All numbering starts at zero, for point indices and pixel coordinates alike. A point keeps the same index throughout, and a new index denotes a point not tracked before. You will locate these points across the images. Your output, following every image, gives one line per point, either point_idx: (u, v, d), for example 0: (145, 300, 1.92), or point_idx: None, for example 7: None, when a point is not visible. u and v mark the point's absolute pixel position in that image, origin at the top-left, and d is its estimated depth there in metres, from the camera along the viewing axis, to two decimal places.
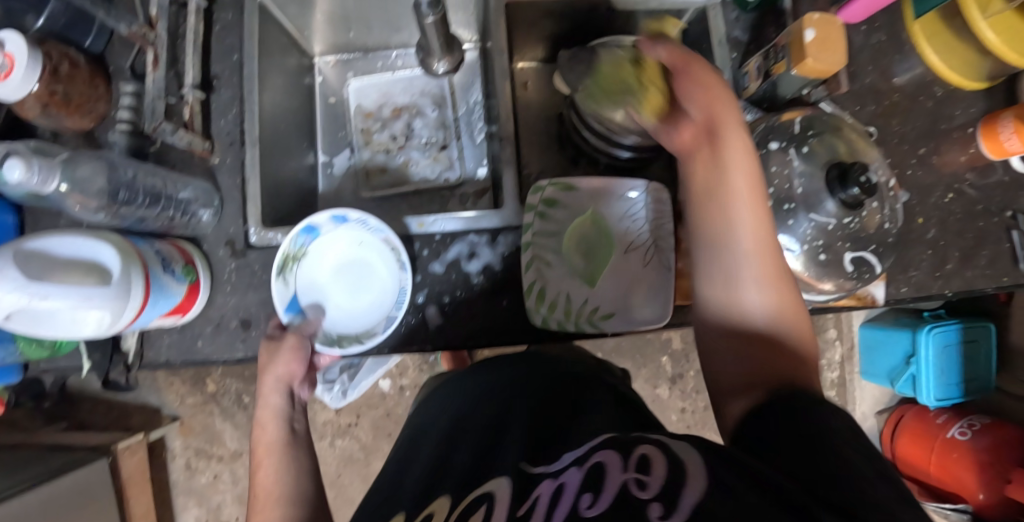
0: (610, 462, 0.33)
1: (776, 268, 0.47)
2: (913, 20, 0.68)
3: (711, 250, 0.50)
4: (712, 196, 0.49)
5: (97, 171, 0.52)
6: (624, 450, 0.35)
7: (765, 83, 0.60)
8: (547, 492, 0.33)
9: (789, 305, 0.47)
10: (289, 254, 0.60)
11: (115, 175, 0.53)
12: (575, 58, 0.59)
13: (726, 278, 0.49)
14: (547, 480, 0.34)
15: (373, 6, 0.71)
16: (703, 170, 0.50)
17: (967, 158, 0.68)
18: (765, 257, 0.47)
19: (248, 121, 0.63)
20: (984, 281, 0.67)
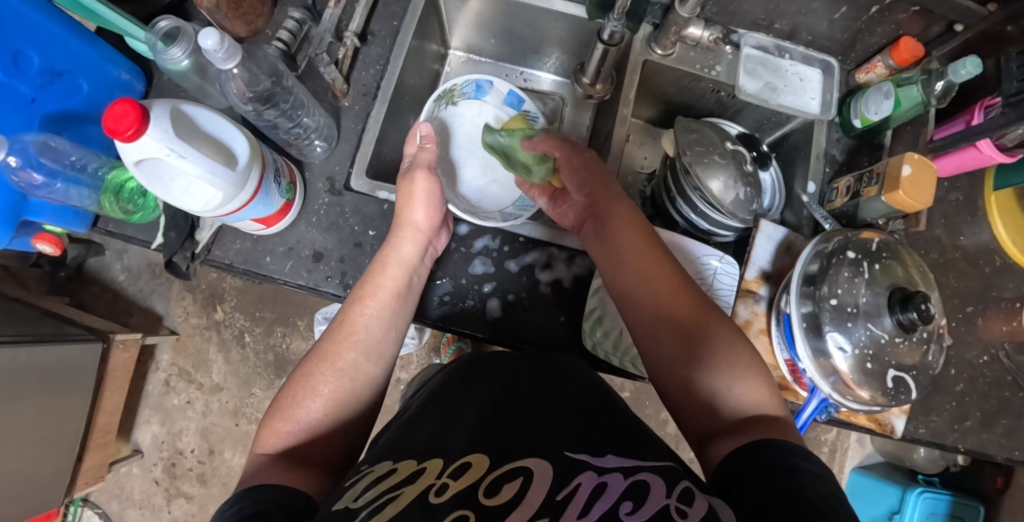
0: (655, 484, 0.37)
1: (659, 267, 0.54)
2: (992, 191, 0.75)
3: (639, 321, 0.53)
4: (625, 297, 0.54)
5: (264, 73, 0.58)
6: (666, 477, 0.38)
7: (851, 201, 0.65)
8: (589, 483, 0.36)
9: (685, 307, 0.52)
10: (456, 88, 0.74)
11: (277, 79, 0.59)
12: (689, 126, 0.68)
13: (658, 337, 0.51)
14: (590, 473, 0.38)
15: (523, 25, 0.78)
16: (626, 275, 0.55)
17: (1008, 329, 0.72)
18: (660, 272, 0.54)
19: (386, 79, 0.68)
20: (997, 448, 0.69)
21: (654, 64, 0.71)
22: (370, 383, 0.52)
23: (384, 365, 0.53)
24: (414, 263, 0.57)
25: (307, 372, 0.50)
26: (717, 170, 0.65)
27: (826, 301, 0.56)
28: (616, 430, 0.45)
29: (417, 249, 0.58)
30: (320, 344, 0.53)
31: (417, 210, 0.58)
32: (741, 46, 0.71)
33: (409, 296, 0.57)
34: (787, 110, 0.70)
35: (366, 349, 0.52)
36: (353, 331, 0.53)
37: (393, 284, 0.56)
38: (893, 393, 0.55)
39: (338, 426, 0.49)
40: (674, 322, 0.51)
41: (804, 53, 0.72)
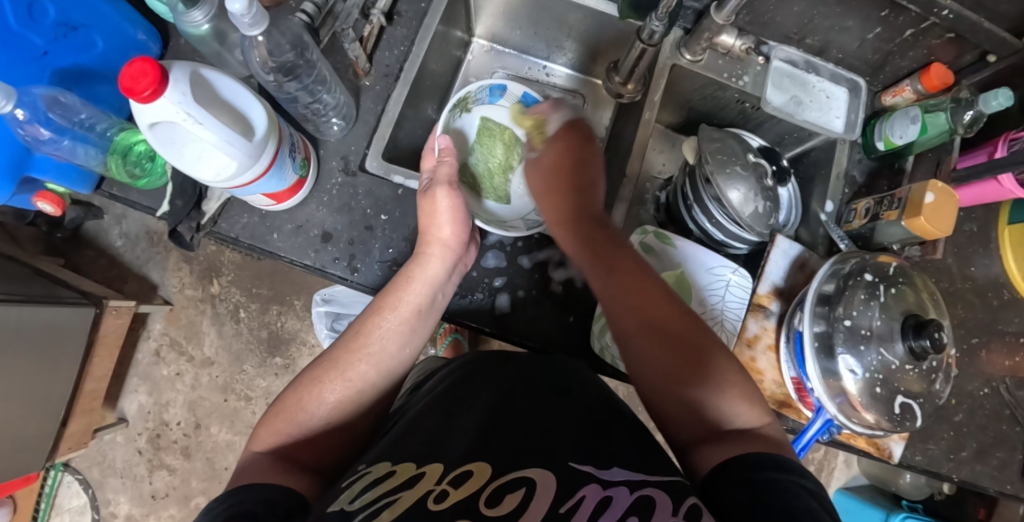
0: (659, 499, 0.36)
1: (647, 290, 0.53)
2: (1006, 224, 0.75)
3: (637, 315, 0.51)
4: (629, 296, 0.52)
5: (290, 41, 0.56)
6: (671, 492, 0.38)
7: (869, 224, 0.65)
8: (593, 497, 0.36)
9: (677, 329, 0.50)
10: (469, 95, 0.73)
11: (303, 51, 0.57)
12: (713, 135, 0.67)
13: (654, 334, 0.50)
14: (595, 485, 0.37)
15: (551, 19, 0.76)
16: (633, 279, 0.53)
17: (1010, 363, 0.73)
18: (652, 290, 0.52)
19: (409, 62, 0.67)
20: (990, 480, 0.70)
21: (682, 69, 0.70)
22: (375, 395, 0.50)
23: (391, 378, 0.52)
24: (440, 279, 0.56)
25: (317, 378, 0.49)
26: (738, 181, 0.64)
27: (840, 322, 0.56)
28: (625, 443, 0.45)
29: (445, 267, 0.56)
30: (333, 352, 0.52)
31: (445, 227, 0.57)
32: (770, 59, 0.70)
33: (429, 313, 0.55)
34: (811, 126, 0.69)
35: (375, 364, 0.51)
36: (367, 343, 0.51)
37: (414, 301, 0.54)
38: (898, 419, 0.55)
39: (338, 435, 0.48)
40: (669, 338, 0.49)
41: (832, 71, 0.72)
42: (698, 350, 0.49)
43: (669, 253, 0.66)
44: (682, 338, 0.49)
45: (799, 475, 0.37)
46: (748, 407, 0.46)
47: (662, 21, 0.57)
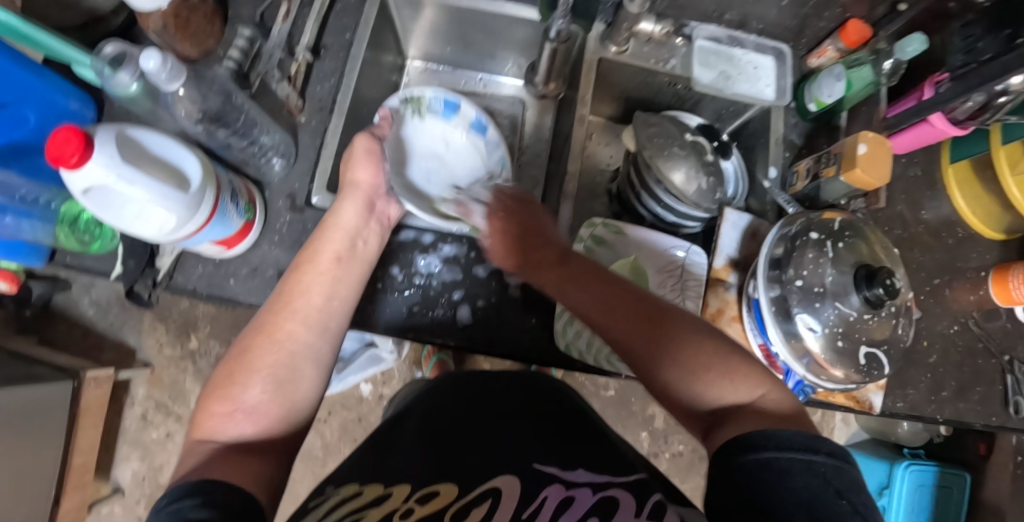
0: (624, 501, 0.36)
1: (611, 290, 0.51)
2: (948, 164, 0.77)
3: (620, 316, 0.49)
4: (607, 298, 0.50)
5: (217, 93, 0.58)
6: (637, 492, 0.38)
7: (811, 183, 0.66)
8: (555, 497, 0.37)
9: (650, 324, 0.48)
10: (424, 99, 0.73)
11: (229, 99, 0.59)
12: (648, 120, 0.67)
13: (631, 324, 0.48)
14: (558, 485, 0.38)
15: (478, 31, 0.77)
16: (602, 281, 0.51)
17: (975, 298, 0.74)
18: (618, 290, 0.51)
19: (341, 93, 0.67)
20: (974, 415, 0.71)
21: (609, 61, 0.71)
22: (311, 354, 0.49)
23: (328, 337, 0.51)
24: (357, 228, 0.57)
25: (245, 347, 0.47)
26: (677, 162, 0.65)
27: (792, 283, 0.57)
28: (591, 448, 0.45)
29: (360, 215, 0.58)
30: (258, 319, 0.50)
31: (357, 168, 0.59)
32: (693, 39, 0.71)
33: (353, 260, 0.55)
34: (741, 99, 0.69)
35: (308, 320, 0.50)
36: (292, 302, 0.50)
37: (332, 249, 0.54)
38: (866, 369, 0.56)
39: (284, 418, 0.46)
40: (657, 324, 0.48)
41: (757, 41, 0.72)
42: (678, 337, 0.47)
43: (622, 242, 0.65)
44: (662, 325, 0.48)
45: (782, 449, 0.35)
46: (732, 387, 0.43)
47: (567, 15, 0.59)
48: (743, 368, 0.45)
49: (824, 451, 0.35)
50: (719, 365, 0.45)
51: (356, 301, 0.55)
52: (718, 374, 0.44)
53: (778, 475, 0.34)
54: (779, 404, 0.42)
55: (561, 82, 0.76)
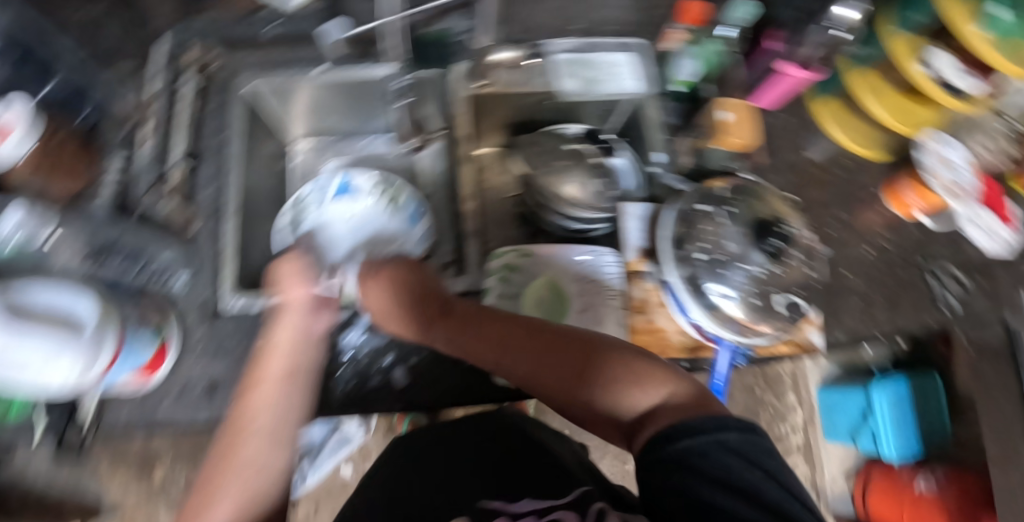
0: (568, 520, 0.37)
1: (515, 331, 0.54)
2: (815, 103, 0.81)
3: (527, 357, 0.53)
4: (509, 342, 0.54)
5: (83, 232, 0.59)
6: (579, 508, 0.38)
7: (693, 158, 0.69)
8: None
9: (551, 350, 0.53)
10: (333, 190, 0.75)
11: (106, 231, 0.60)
12: (530, 142, 0.70)
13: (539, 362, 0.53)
14: (504, 518, 0.38)
15: (353, 101, 0.78)
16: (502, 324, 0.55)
17: (876, 217, 0.79)
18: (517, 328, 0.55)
19: (228, 193, 0.68)
20: (908, 324, 0.75)
21: (482, 96, 0.72)
22: (275, 468, 0.43)
23: (292, 448, 0.45)
24: (304, 325, 0.51)
25: (210, 481, 0.41)
26: (567, 174, 0.68)
27: (696, 258, 0.59)
28: (536, 475, 0.45)
29: (306, 315, 0.52)
30: (219, 442, 0.44)
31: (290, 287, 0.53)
32: (551, 55, 0.72)
33: (305, 375, 0.49)
34: (612, 99, 0.71)
35: (267, 437, 0.44)
36: (249, 421, 0.44)
37: (279, 367, 0.47)
38: (791, 318, 0.59)
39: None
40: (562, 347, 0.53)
41: (615, 39, 0.73)
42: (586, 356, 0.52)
43: (534, 262, 0.67)
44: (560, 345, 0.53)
45: (700, 435, 0.38)
46: (641, 391, 0.48)
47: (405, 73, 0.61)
48: (650, 371, 0.49)
49: (733, 427, 0.38)
50: (632, 374, 0.50)
51: (315, 406, 0.49)
52: (637, 384, 0.48)
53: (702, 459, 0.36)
54: (683, 395, 0.46)
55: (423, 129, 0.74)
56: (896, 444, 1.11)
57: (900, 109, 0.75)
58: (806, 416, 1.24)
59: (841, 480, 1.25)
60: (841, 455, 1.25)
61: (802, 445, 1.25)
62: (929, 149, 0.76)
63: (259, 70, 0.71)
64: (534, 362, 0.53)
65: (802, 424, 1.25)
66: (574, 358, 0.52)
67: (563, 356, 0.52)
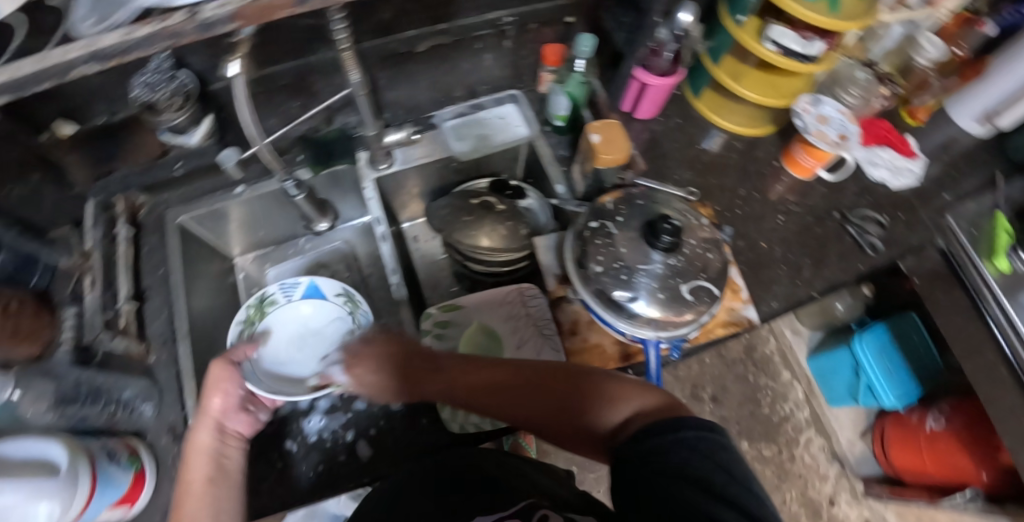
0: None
1: (498, 373, 0.57)
2: (695, 99, 0.86)
3: (515, 393, 0.55)
4: (500, 384, 0.56)
5: (48, 382, 0.62)
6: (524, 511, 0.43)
7: (590, 177, 0.74)
8: None
9: (540, 378, 0.55)
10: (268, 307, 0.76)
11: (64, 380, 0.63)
12: (435, 205, 0.74)
13: (529, 389, 0.55)
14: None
15: (273, 208, 0.84)
16: (488, 369, 0.58)
17: (783, 185, 0.83)
18: (499, 371, 0.57)
19: (178, 319, 0.73)
20: (837, 277, 0.78)
21: (383, 179, 0.77)
22: None
23: None
24: (215, 446, 0.56)
25: None
26: (477, 225, 0.72)
27: (598, 272, 0.63)
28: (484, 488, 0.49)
29: (213, 432, 0.57)
30: None
31: (210, 398, 0.58)
32: (440, 124, 0.79)
33: (227, 478, 0.54)
34: (504, 147, 0.78)
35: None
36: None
37: (203, 473, 0.53)
38: (698, 300, 0.63)
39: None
40: (552, 377, 0.55)
41: (493, 97, 0.81)
42: (577, 381, 0.53)
43: (464, 313, 0.70)
44: (553, 381, 0.54)
45: (684, 430, 0.42)
46: (622, 404, 0.49)
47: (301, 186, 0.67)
48: (627, 389, 0.50)
49: (693, 425, 0.42)
50: (609, 389, 0.51)
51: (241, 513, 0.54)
52: (613, 401, 0.50)
53: (671, 453, 0.41)
54: (656, 408, 0.47)
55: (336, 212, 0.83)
56: (896, 391, 1.09)
57: (766, 85, 0.80)
58: (805, 389, 1.28)
59: (859, 441, 1.25)
60: (852, 418, 1.26)
61: (809, 418, 1.27)
62: (805, 110, 0.81)
63: (183, 205, 0.79)
64: (525, 399, 0.55)
65: (803, 398, 1.28)
66: (563, 382, 0.54)
67: (554, 383, 0.54)
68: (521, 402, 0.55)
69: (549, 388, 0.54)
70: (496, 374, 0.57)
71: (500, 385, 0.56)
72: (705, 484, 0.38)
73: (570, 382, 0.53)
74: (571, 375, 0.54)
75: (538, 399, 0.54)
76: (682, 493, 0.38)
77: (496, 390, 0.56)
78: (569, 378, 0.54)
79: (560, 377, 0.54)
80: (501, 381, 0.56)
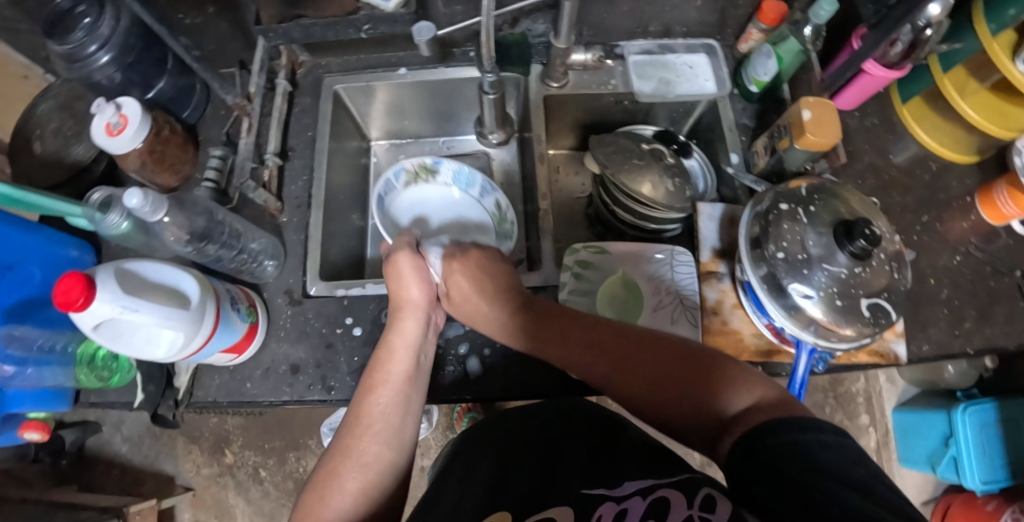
0: (675, 500, 0.36)
1: (614, 331, 0.53)
2: (901, 104, 0.81)
3: (627, 352, 0.51)
4: (607, 341, 0.53)
5: (198, 213, 0.62)
6: (687, 489, 0.37)
7: (772, 158, 0.68)
8: (609, 513, 0.37)
9: (654, 347, 0.50)
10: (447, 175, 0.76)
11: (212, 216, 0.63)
12: (603, 140, 0.71)
13: (637, 354, 0.50)
14: (609, 503, 0.38)
15: (427, 101, 0.82)
16: (596, 326, 0.54)
17: (969, 224, 0.75)
18: (616, 331, 0.53)
19: (315, 187, 0.72)
20: (1007, 340, 0.69)
21: (554, 96, 0.75)
22: (383, 466, 0.48)
23: (406, 452, 0.51)
24: (419, 341, 0.58)
25: (331, 472, 0.47)
26: (643, 172, 0.68)
27: (775, 258, 0.58)
28: (628, 460, 0.45)
29: (421, 325, 0.58)
30: (338, 442, 0.50)
31: (411, 288, 0.58)
32: (626, 56, 0.76)
33: (421, 379, 0.56)
34: (684, 100, 0.74)
35: (383, 434, 0.50)
36: (369, 423, 0.50)
37: (402, 370, 0.54)
38: (873, 320, 0.56)
39: (375, 516, 0.45)
40: (677, 353, 0.49)
41: (687, 43, 0.77)
42: (716, 373, 0.46)
43: (606, 259, 0.67)
44: (677, 353, 0.49)
45: (803, 431, 0.35)
46: (748, 391, 0.43)
47: (493, 90, 0.68)
48: (746, 378, 0.45)
49: (831, 429, 0.35)
50: (732, 376, 0.45)
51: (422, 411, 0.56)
52: (734, 388, 0.44)
53: (807, 450, 0.34)
54: (782, 399, 0.41)
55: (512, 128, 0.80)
56: (985, 476, 0.99)
57: (992, 109, 0.73)
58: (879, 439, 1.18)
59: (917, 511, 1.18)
60: (918, 485, 1.18)
61: None
62: None
63: (343, 74, 0.77)
64: (636, 362, 0.50)
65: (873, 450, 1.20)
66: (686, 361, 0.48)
67: (673, 361, 0.49)
68: (630, 359, 0.50)
69: (662, 357, 0.49)
70: (609, 329, 0.54)
71: (607, 340, 0.53)
72: (827, 473, 0.32)
73: (695, 360, 0.48)
74: (693, 353, 0.48)
75: (649, 365, 0.49)
76: (811, 471, 0.32)
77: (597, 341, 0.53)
78: (690, 355, 0.48)
79: (678, 351, 0.49)
80: (615, 335, 0.53)
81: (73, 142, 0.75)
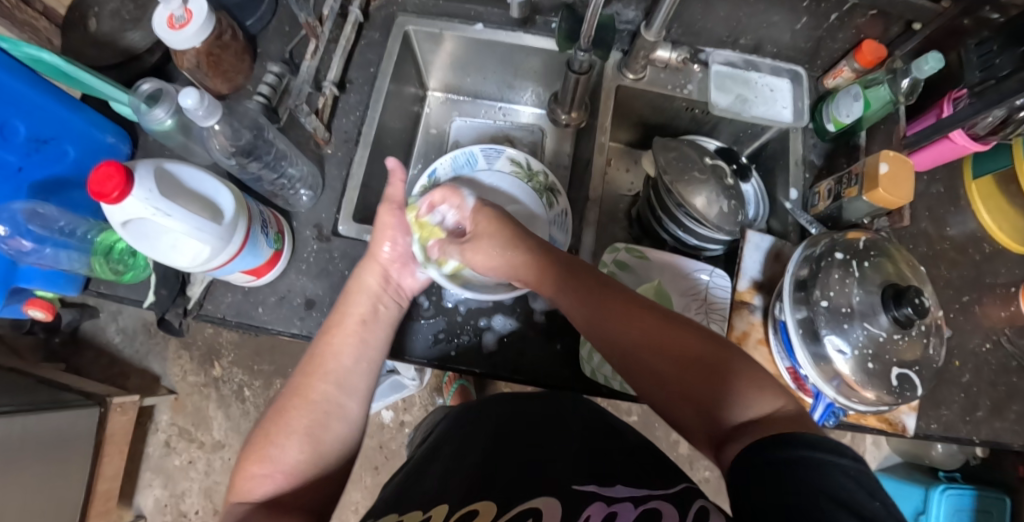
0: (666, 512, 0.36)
1: (632, 313, 0.47)
2: (971, 179, 0.78)
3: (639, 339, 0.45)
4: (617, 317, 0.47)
5: (246, 126, 0.59)
6: (677, 503, 0.37)
7: (833, 203, 0.66)
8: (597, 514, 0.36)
9: (653, 332, 0.45)
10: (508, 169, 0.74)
11: (259, 132, 0.60)
12: (667, 145, 0.68)
13: (649, 341, 0.45)
14: (599, 503, 0.38)
15: (494, 64, 0.79)
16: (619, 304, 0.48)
17: (1007, 314, 0.73)
18: (631, 312, 0.47)
19: (366, 125, 0.70)
20: (1014, 436, 0.69)
21: (627, 88, 0.73)
22: (341, 413, 0.49)
23: (360, 400, 0.51)
24: (379, 291, 0.56)
25: (280, 409, 0.48)
26: (700, 186, 0.66)
27: (818, 304, 0.56)
28: (618, 459, 0.45)
29: (380, 281, 0.57)
30: (293, 380, 0.51)
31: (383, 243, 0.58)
32: (709, 64, 0.73)
33: (379, 322, 0.55)
34: (758, 122, 0.71)
35: (336, 380, 0.50)
36: (323, 363, 0.51)
37: (360, 311, 0.54)
38: (899, 391, 0.54)
39: (323, 458, 0.47)
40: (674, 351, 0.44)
41: (773, 65, 0.75)
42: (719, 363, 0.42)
43: (644, 265, 0.67)
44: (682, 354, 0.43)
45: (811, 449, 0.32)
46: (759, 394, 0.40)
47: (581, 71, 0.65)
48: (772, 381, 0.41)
49: (849, 454, 0.32)
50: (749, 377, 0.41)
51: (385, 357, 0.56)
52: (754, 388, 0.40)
53: (794, 469, 0.31)
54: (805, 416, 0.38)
55: (583, 111, 0.76)
56: None
57: None
58: None
59: None
60: None
61: None
62: None
63: (417, 16, 0.74)
64: (647, 360, 0.45)
65: None
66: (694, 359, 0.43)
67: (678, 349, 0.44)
68: (628, 336, 0.46)
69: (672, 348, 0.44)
70: (619, 309, 0.47)
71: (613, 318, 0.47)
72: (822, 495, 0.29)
73: (712, 355, 0.43)
74: (702, 346, 0.44)
75: (663, 360, 0.44)
76: (806, 494, 0.29)
77: (608, 323, 0.47)
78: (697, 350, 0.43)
79: (693, 344, 0.44)
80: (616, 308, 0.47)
81: (129, 26, 0.72)
